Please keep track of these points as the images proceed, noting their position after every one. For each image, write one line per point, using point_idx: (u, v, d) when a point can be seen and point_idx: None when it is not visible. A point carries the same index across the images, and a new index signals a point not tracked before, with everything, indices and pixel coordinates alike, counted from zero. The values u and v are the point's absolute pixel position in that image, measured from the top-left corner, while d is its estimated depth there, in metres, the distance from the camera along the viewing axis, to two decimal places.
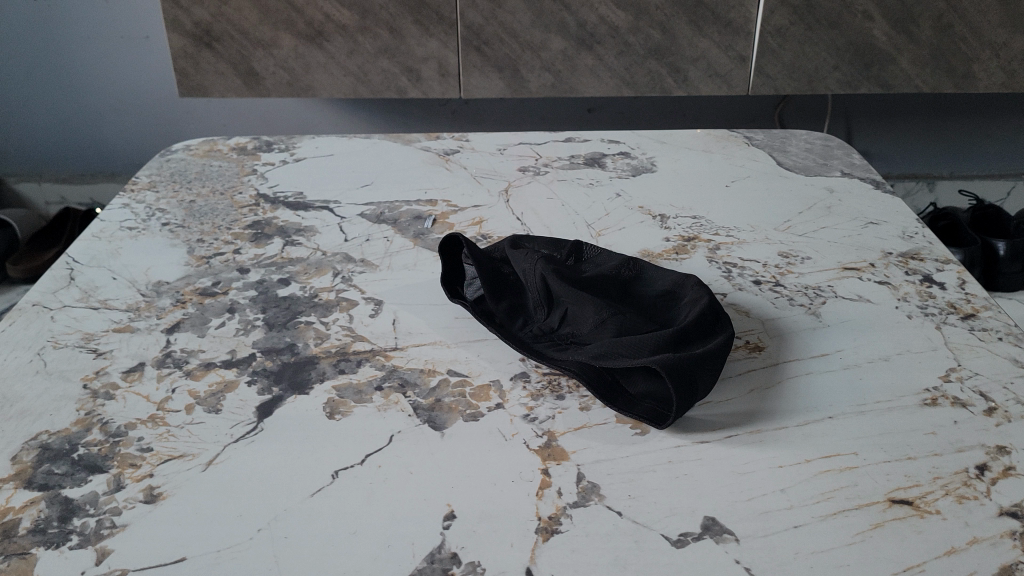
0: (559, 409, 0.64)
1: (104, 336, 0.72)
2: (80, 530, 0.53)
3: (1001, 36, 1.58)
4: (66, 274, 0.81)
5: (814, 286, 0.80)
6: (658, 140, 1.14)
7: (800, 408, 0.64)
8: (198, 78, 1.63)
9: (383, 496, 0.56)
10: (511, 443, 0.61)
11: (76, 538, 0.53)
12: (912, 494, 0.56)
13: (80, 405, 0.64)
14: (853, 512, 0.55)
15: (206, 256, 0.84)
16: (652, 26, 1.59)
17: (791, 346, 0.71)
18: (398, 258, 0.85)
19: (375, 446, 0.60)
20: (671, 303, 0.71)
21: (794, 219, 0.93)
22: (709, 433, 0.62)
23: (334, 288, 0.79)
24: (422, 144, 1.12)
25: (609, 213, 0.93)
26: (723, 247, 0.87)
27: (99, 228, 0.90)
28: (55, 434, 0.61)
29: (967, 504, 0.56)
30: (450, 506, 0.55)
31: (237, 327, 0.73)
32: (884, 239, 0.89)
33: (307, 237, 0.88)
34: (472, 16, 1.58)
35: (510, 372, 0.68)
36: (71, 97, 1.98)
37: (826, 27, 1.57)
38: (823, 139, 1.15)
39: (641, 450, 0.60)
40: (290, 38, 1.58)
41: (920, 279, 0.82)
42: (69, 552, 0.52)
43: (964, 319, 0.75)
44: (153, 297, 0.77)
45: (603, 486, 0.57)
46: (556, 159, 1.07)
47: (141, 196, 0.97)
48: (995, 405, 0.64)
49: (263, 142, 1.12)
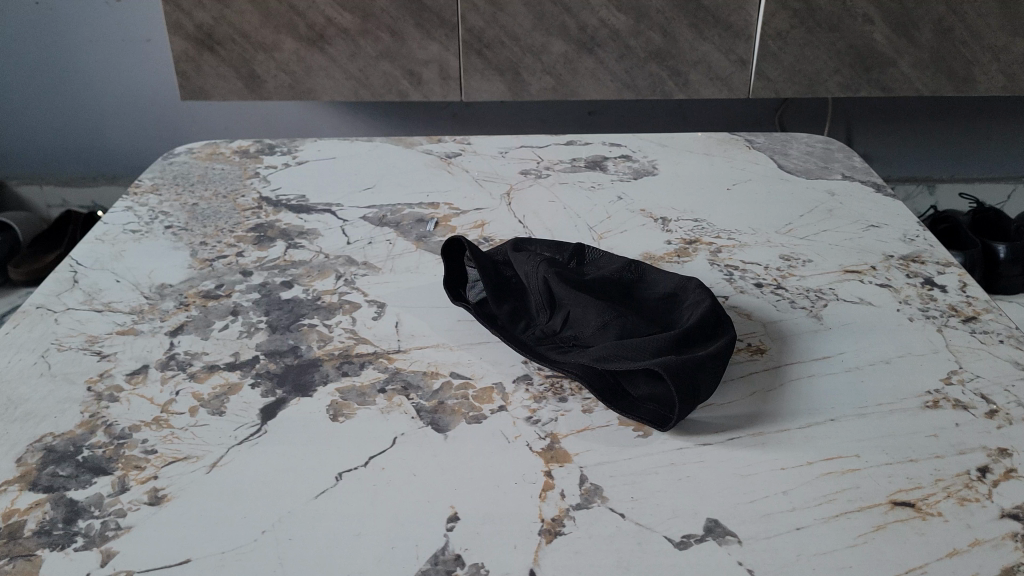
0: (561, 411, 0.64)
1: (108, 339, 0.72)
2: (86, 533, 0.53)
3: (1000, 39, 1.59)
4: (69, 277, 0.81)
5: (816, 289, 0.80)
6: (660, 143, 1.14)
7: (802, 411, 0.64)
8: (200, 81, 1.64)
9: (387, 498, 0.56)
10: (514, 445, 0.61)
11: (81, 540, 0.53)
12: (914, 496, 0.56)
13: (85, 408, 0.64)
14: (855, 515, 0.55)
15: (209, 259, 0.85)
16: (653, 30, 1.59)
17: (793, 349, 0.71)
18: (400, 261, 0.85)
19: (379, 448, 0.60)
20: (673, 306, 0.71)
21: (796, 222, 0.93)
22: (712, 436, 0.62)
23: (337, 291, 0.79)
24: (423, 147, 1.12)
25: (611, 216, 0.94)
26: (724, 250, 0.87)
27: (103, 231, 0.90)
28: (61, 436, 0.61)
29: (969, 506, 0.56)
30: (455, 507, 0.55)
31: (241, 329, 0.73)
32: (885, 242, 0.89)
33: (310, 239, 0.89)
34: (473, 19, 1.58)
35: (513, 374, 0.68)
36: (74, 100, 1.99)
37: (827, 30, 1.58)
38: (824, 142, 1.15)
39: (644, 452, 0.60)
40: (292, 42, 1.59)
41: (921, 281, 0.82)
42: (76, 554, 0.52)
43: (965, 322, 0.75)
44: (156, 300, 0.78)
45: (606, 488, 0.57)
46: (558, 162, 1.08)
47: (145, 199, 0.98)
48: (997, 408, 0.64)
49: (265, 145, 1.13)
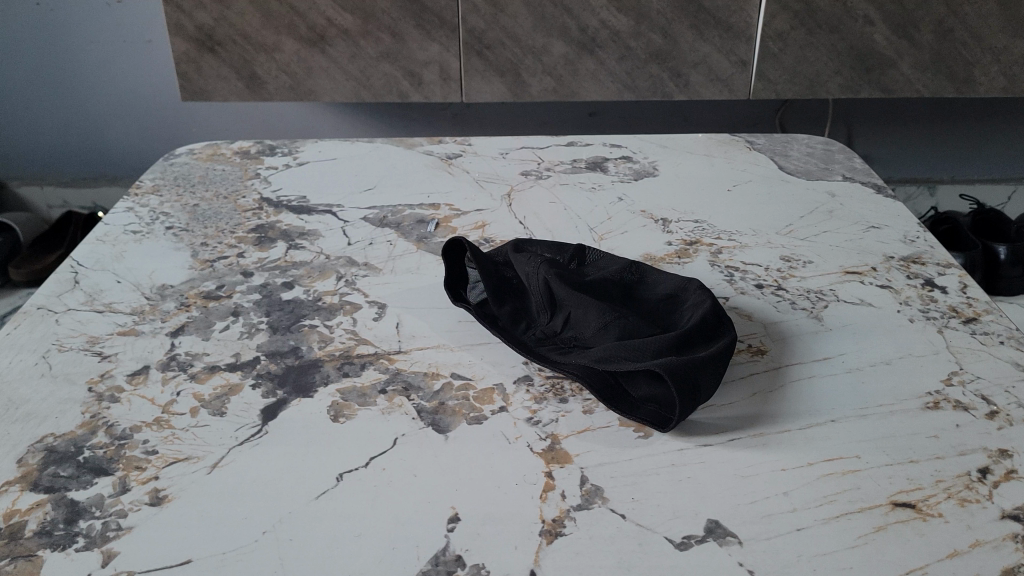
0: (562, 412, 0.64)
1: (109, 339, 0.72)
2: (87, 534, 0.53)
3: (1001, 40, 1.59)
4: (70, 278, 0.81)
5: (816, 290, 0.80)
6: (660, 144, 1.14)
7: (803, 412, 0.64)
8: (200, 82, 1.64)
9: (387, 499, 0.56)
10: (514, 446, 0.61)
11: (81, 540, 0.53)
12: (914, 497, 0.56)
13: (85, 408, 0.64)
14: (856, 516, 0.55)
15: (210, 260, 0.85)
16: (653, 31, 1.59)
17: (794, 351, 0.71)
18: (401, 261, 0.85)
19: (380, 448, 0.60)
20: (673, 307, 0.71)
21: (796, 224, 0.93)
22: (713, 437, 0.62)
23: (337, 292, 0.79)
24: (424, 148, 1.12)
25: (611, 217, 0.94)
26: (725, 251, 0.87)
27: (104, 232, 0.90)
28: (61, 437, 0.61)
29: (969, 507, 0.56)
30: (455, 508, 0.55)
31: (242, 330, 0.73)
32: (886, 243, 0.89)
33: (311, 240, 0.89)
34: (473, 20, 1.58)
35: (514, 375, 0.68)
36: (74, 101, 1.99)
37: (827, 32, 1.58)
38: (825, 143, 1.15)
39: (645, 453, 0.60)
40: (293, 43, 1.59)
41: (921, 282, 0.82)
42: (76, 555, 0.52)
43: (966, 323, 0.75)
44: (157, 300, 0.78)
45: (607, 488, 0.57)
46: (558, 163, 1.08)
47: (145, 200, 0.98)
48: (997, 409, 0.64)
49: (266, 145, 1.13)
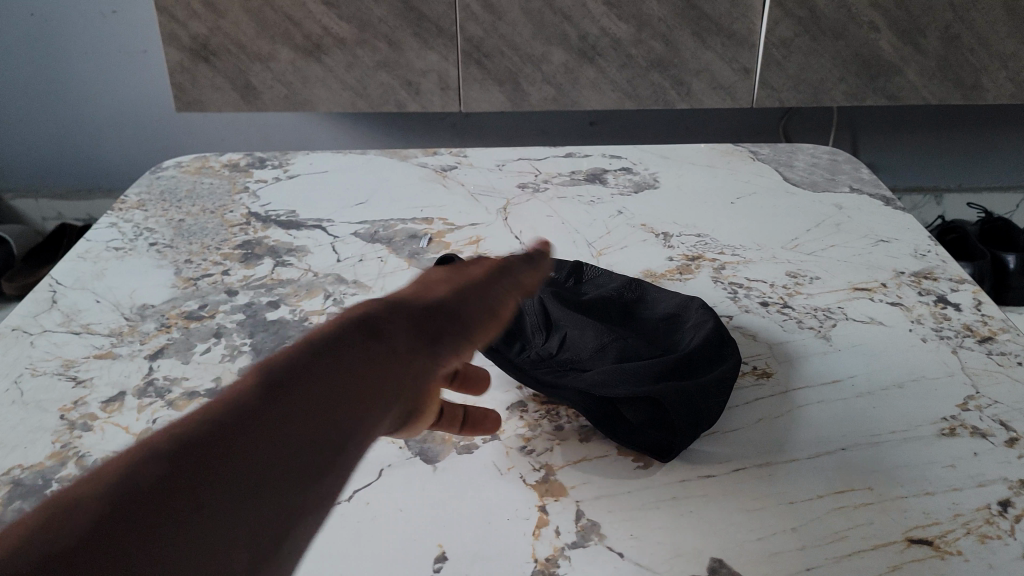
0: (557, 441, 0.61)
1: (84, 363, 0.69)
2: (281, 435, 0.35)
3: (1008, 47, 1.56)
4: (48, 297, 0.79)
5: (824, 308, 0.77)
6: (661, 156, 1.11)
7: (812, 440, 0.61)
8: (195, 92, 1.62)
9: (373, 536, 0.53)
10: (505, 478, 0.58)
11: (271, 466, 0.33)
12: (931, 533, 0.53)
13: (56, 438, 0.61)
14: (869, 554, 0.51)
15: (193, 278, 0.82)
16: (655, 38, 1.57)
17: (800, 373, 0.68)
18: (392, 279, 0.82)
19: (364, 481, 0.57)
20: (674, 328, 0.69)
21: (802, 238, 0.90)
22: (716, 466, 0.59)
23: (325, 312, 0.76)
24: (419, 160, 1.09)
25: (610, 231, 0.90)
26: (728, 267, 0.84)
27: (86, 248, 0.87)
28: (28, 468, 0.58)
29: (990, 543, 0.52)
30: (442, 547, 0.52)
31: (224, 352, 0.70)
32: (896, 258, 0.86)
33: (298, 257, 0.86)
34: (472, 29, 1.55)
35: (506, 402, 0.65)
36: (69, 112, 1.97)
37: (832, 38, 1.55)
38: (830, 153, 1.12)
39: (644, 484, 0.57)
40: (288, 52, 1.56)
41: (934, 299, 0.78)
42: (220, 525, 0.30)
43: (981, 343, 0.72)
44: (137, 321, 0.75)
45: (603, 524, 0.54)
46: (556, 175, 1.05)
47: (129, 215, 0.95)
48: (1017, 436, 0.61)
49: (256, 158, 1.10)
